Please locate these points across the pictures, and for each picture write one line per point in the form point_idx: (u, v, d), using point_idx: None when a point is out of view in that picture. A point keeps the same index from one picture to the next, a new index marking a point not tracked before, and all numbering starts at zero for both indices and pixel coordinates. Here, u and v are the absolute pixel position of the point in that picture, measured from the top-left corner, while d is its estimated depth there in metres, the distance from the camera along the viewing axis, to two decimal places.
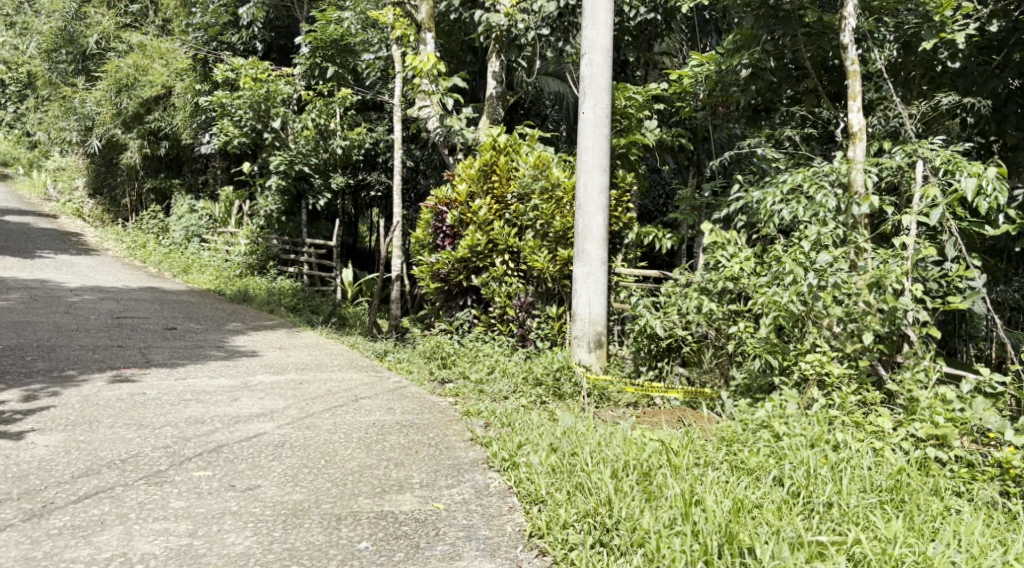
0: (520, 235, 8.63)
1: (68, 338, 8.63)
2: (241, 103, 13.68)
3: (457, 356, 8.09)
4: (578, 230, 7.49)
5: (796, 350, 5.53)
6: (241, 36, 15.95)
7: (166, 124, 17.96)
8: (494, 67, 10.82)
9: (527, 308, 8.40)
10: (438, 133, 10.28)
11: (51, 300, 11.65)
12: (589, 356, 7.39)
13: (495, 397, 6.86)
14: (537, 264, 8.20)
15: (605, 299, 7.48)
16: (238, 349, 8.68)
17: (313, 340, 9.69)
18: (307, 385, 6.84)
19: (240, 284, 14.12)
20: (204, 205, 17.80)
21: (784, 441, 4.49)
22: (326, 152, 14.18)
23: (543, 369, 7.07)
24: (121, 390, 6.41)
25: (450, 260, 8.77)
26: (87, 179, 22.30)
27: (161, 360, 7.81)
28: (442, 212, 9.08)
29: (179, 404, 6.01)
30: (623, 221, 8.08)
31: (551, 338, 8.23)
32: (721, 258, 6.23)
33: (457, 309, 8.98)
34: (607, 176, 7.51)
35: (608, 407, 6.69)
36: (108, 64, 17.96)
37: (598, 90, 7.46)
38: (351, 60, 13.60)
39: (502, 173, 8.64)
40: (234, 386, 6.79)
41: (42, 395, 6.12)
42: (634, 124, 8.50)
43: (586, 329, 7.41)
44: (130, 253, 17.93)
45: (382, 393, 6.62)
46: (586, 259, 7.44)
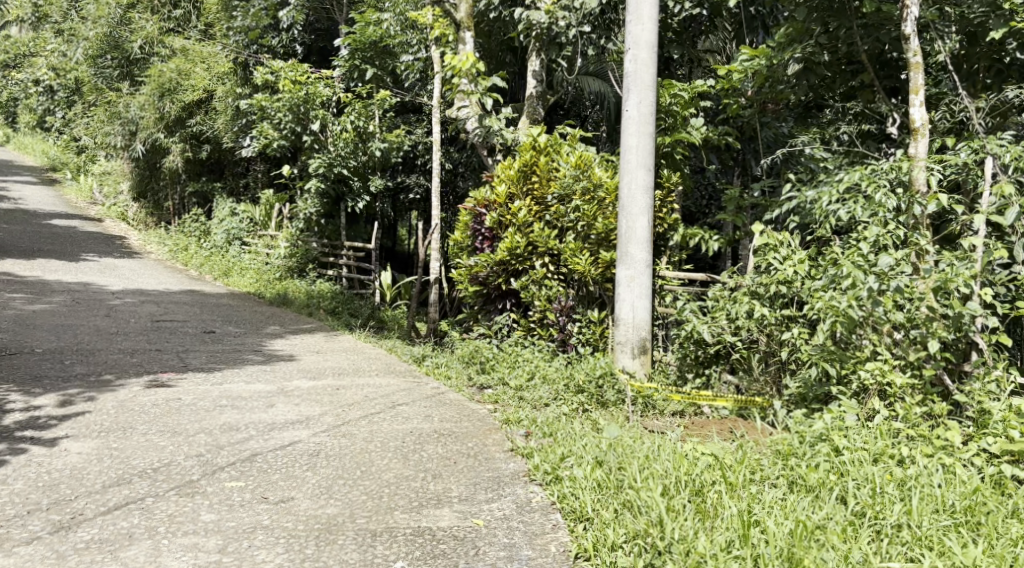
0: (560, 237, 8.43)
1: (107, 341, 8.62)
2: (281, 106, 13.63)
3: (497, 361, 7.91)
4: (621, 231, 7.25)
5: (855, 358, 5.24)
6: (282, 38, 16.03)
7: (208, 128, 18.21)
8: (534, 67, 10.60)
9: (568, 312, 8.19)
10: (477, 133, 10.11)
11: (93, 303, 11.70)
12: (633, 363, 7.15)
13: (536, 405, 6.70)
14: (578, 267, 7.97)
15: (649, 303, 7.23)
16: (276, 353, 8.59)
17: (350, 344, 9.57)
18: (343, 391, 6.70)
19: (280, 287, 14.09)
20: (244, 208, 17.79)
21: (845, 457, 4.22)
22: (365, 155, 14.09)
23: (585, 376, 6.87)
24: (157, 395, 6.32)
25: (489, 263, 8.62)
26: (131, 183, 22.56)
27: (199, 364, 7.74)
28: (480, 214, 8.91)
29: (214, 411, 5.91)
30: (668, 222, 7.84)
31: (593, 343, 8.01)
32: (773, 261, 5.98)
33: (496, 313, 8.81)
34: (652, 176, 7.25)
35: (654, 416, 6.50)
36: (151, 69, 18.14)
37: (643, 87, 7.21)
38: (388, 61, 13.67)
39: (542, 174, 8.43)
40: (270, 391, 6.68)
41: (78, 400, 6.06)
42: (679, 122, 8.25)
43: (629, 334, 7.17)
44: (172, 256, 18.05)
45: (419, 399, 6.46)
46: (630, 262, 7.20)
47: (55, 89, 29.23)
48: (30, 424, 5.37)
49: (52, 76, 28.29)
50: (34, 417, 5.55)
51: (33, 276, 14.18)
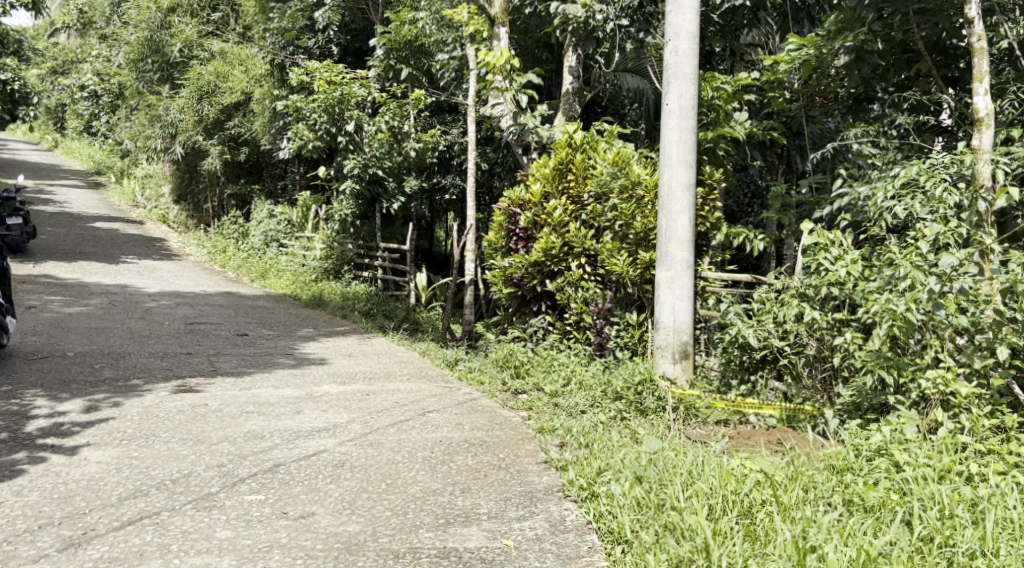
0: (597, 237, 8.16)
1: (139, 345, 8.52)
2: (315, 106, 13.44)
3: (532, 366, 7.68)
4: (661, 231, 6.95)
5: (914, 364, 4.90)
6: (317, 39, 15.88)
7: (246, 130, 18.24)
8: (570, 63, 10.37)
9: (605, 315, 7.89)
10: (511, 132, 9.83)
11: (129, 306, 11.68)
12: (674, 368, 6.84)
13: (572, 412, 6.48)
14: (615, 269, 7.65)
15: (691, 306, 6.91)
16: (307, 357, 8.42)
17: (383, 347, 9.38)
18: (373, 397, 6.48)
19: (315, 289, 13.98)
20: (282, 211, 17.70)
21: (906, 475, 3.90)
22: (400, 156, 13.91)
23: (623, 382, 6.59)
24: (184, 401, 6.17)
25: (524, 264, 8.42)
26: (172, 186, 22.71)
27: (229, 368, 7.59)
28: (515, 213, 8.70)
29: (239, 417, 5.73)
30: (711, 221, 7.52)
31: (631, 347, 7.68)
32: (823, 261, 5.66)
33: (531, 315, 8.60)
34: (693, 173, 6.94)
35: (695, 425, 6.20)
36: (191, 72, 18.22)
37: (684, 81, 6.90)
38: (423, 61, 13.44)
39: (578, 172, 8.17)
40: (298, 397, 6.49)
41: (104, 406, 5.92)
42: (721, 116, 7.92)
43: (670, 338, 6.86)
44: (211, 258, 18.09)
45: (450, 406, 6.22)
46: (670, 262, 6.89)
47: (100, 93, 29.61)
48: (52, 431, 5.23)
49: (97, 81, 28.65)
50: (57, 423, 5.42)
51: (73, 279, 14.24)
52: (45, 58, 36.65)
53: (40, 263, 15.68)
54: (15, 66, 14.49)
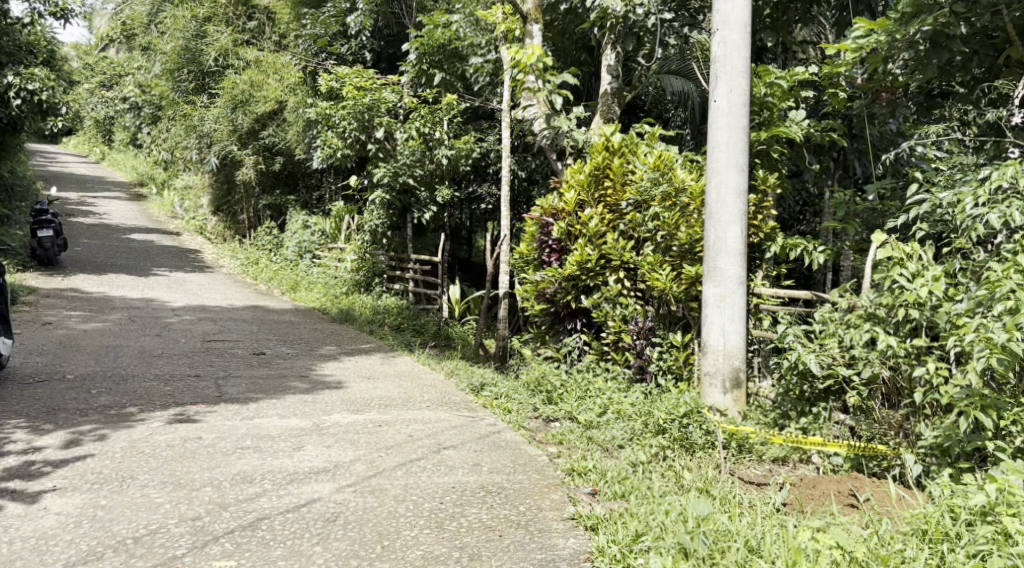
0: (638, 249, 7.46)
1: (147, 366, 7.98)
2: (344, 112, 12.79)
3: (565, 391, 7.00)
4: (709, 242, 6.19)
5: (1017, 405, 4.17)
6: (350, 46, 15.53)
7: (280, 139, 17.65)
8: (609, 61, 9.65)
9: (646, 335, 7.18)
10: (545, 135, 9.20)
11: (149, 321, 11.24)
12: (724, 398, 6.08)
13: (608, 448, 5.78)
14: (658, 284, 6.89)
15: (743, 327, 6.14)
16: (323, 380, 7.78)
17: (407, 368, 8.70)
18: (385, 430, 5.80)
19: (346, 303, 13.40)
20: (316, 221, 17.11)
21: (1012, 552, 3.18)
22: (432, 163, 13.14)
23: (666, 413, 5.87)
24: (176, 434, 5.59)
25: (557, 278, 7.75)
26: (209, 197, 22.38)
27: (236, 393, 6.99)
28: (547, 224, 8.04)
29: (232, 455, 5.11)
30: (765, 232, 6.78)
31: (676, 371, 6.92)
32: (898, 278, 4.86)
33: (566, 334, 7.95)
34: (746, 176, 6.18)
35: (750, 465, 5.49)
36: (225, 81, 17.79)
37: (735, 74, 6.14)
38: (457, 64, 12.75)
39: (615, 178, 7.47)
40: (303, 428, 5.85)
41: (86, 440, 5.35)
42: (775, 115, 7.14)
43: (720, 364, 6.09)
44: (243, 270, 17.65)
45: (470, 441, 5.54)
46: (719, 278, 6.13)
47: (141, 105, 29.60)
48: (19, 473, 4.66)
49: (138, 93, 28.63)
50: (28, 463, 4.84)
51: (99, 292, 13.91)
52: (92, 74, 36.97)
53: (69, 276, 15.36)
54: (45, 77, 14.14)
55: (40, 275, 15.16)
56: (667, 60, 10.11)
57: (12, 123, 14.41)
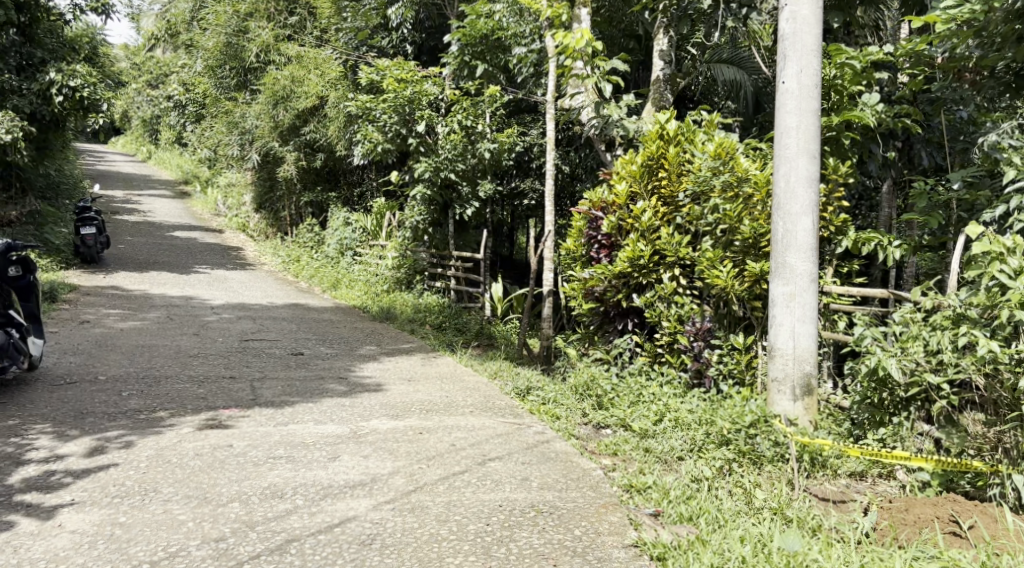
0: (693, 244, 7.06)
1: (181, 366, 7.71)
2: (385, 106, 12.46)
3: (617, 396, 6.58)
4: (777, 236, 5.71)
5: None
6: (391, 39, 15.34)
7: (322, 136, 17.21)
8: (660, 46, 9.14)
9: (704, 337, 6.73)
10: (593, 125, 8.70)
11: (188, 320, 11.03)
12: (794, 406, 5.60)
13: (667, 460, 5.34)
14: (718, 282, 6.42)
15: (815, 329, 5.65)
16: (362, 383, 7.42)
17: (450, 370, 8.30)
18: (426, 438, 5.42)
19: (386, 301, 13.08)
20: (357, 218, 16.79)
21: None
22: (474, 157, 12.69)
23: (730, 423, 5.42)
24: (206, 441, 5.26)
25: (606, 276, 7.34)
26: (251, 195, 22.24)
27: (271, 397, 6.66)
28: (597, 217, 7.63)
29: (262, 466, 4.76)
30: (836, 225, 6.28)
31: (738, 376, 6.47)
32: (999, 275, 4.36)
33: (616, 335, 7.54)
34: (817, 164, 5.68)
35: (824, 480, 5.02)
36: (267, 76, 17.40)
37: (806, 53, 5.64)
38: (500, 55, 12.43)
39: (671, 168, 7.03)
40: (340, 436, 5.48)
41: (111, 448, 5.03)
42: (846, 100, 6.63)
43: (789, 369, 5.61)
44: (284, 268, 17.44)
45: (516, 452, 5.12)
46: (788, 274, 5.64)
47: (185, 104, 29.71)
48: (37, 485, 4.35)
49: (182, 91, 28.70)
50: (48, 473, 4.54)
51: (138, 290, 13.77)
52: (140, 74, 37.33)
53: (110, 274, 15.26)
54: (86, 73, 13.96)
55: (82, 273, 15.10)
56: (717, 48, 9.95)
57: (55, 120, 14.36)
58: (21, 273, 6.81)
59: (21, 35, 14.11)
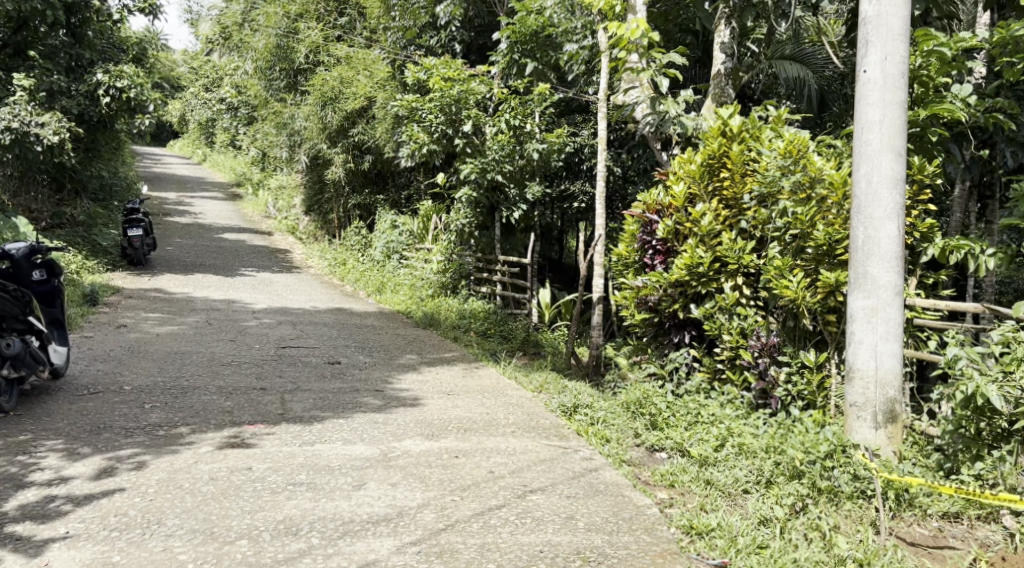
0: (759, 251, 6.48)
1: (212, 376, 7.35)
2: (431, 105, 11.98)
3: (674, 415, 6.04)
4: (857, 243, 5.10)
5: None
6: (440, 37, 15.06)
7: (370, 138, 16.74)
8: (722, 38, 8.52)
9: (770, 353, 6.12)
10: (649, 122, 8.09)
11: (227, 324, 10.74)
12: (876, 434, 4.99)
13: (731, 494, 4.81)
14: (788, 293, 5.83)
15: (899, 348, 5.03)
16: (399, 396, 6.96)
17: (492, 383, 7.80)
18: (462, 464, 4.94)
19: (431, 306, 12.64)
20: (404, 221, 16.37)
21: None
22: (522, 158, 12.17)
23: (803, 453, 4.86)
24: (223, 463, 4.84)
25: (662, 284, 6.81)
26: (301, 197, 22.03)
27: (301, 411, 6.24)
28: (651, 221, 7.09)
29: (280, 495, 4.33)
30: (921, 231, 5.64)
31: (808, 398, 5.87)
32: None
33: (671, 348, 6.98)
34: (904, 162, 5.06)
35: (911, 521, 4.46)
36: (315, 77, 16.94)
37: (892, 38, 5.02)
38: (552, 53, 11.96)
39: (734, 168, 6.46)
40: (369, 458, 5.03)
41: (121, 469, 4.64)
42: (930, 92, 6.01)
43: (871, 393, 5.00)
44: (331, 272, 17.14)
45: (560, 482, 4.64)
46: (869, 286, 5.03)
47: (238, 106, 29.82)
48: (34, 513, 3.99)
49: (235, 94, 28.75)
50: (48, 498, 4.16)
51: (181, 293, 13.57)
52: (196, 78, 37.62)
53: (156, 276, 15.13)
54: (133, 74, 13.75)
55: (128, 275, 14.94)
56: (780, 44, 9.72)
57: (102, 121, 14.21)
58: (46, 277, 6.55)
59: (71, 37, 13.94)
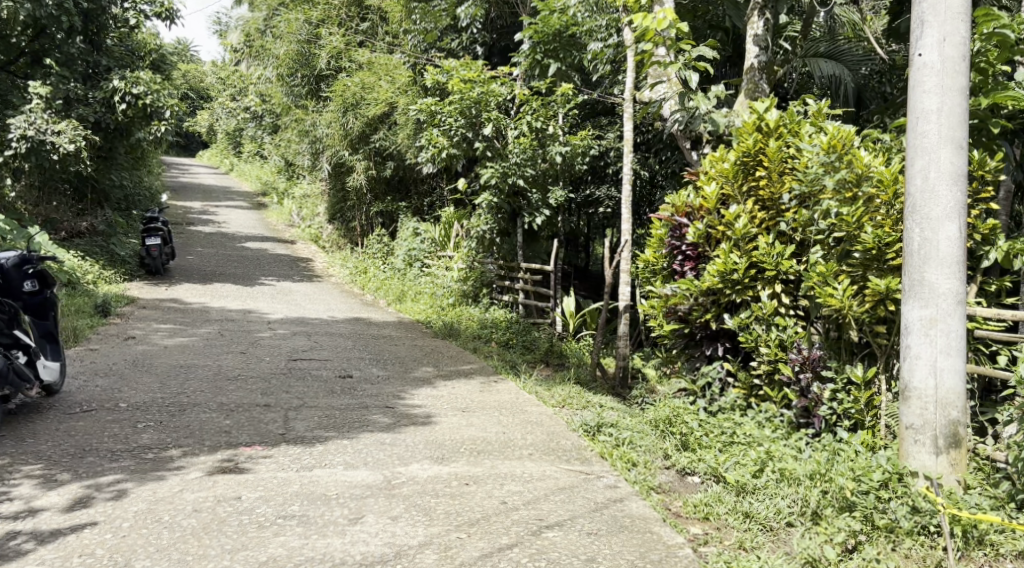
0: (799, 255, 5.96)
1: (215, 392, 6.93)
2: (451, 108, 11.48)
3: (708, 435, 5.54)
4: (913, 246, 4.57)
5: None
6: (461, 40, 14.71)
7: (392, 144, 16.30)
8: (755, 30, 8.01)
9: (812, 368, 5.57)
10: (677, 120, 7.63)
11: (240, 335, 10.36)
12: (937, 461, 4.44)
13: (774, 528, 4.34)
14: (832, 302, 5.31)
15: (962, 363, 4.48)
16: (411, 414, 6.50)
17: (511, 398, 7.30)
18: (472, 493, 4.47)
19: (452, 315, 12.20)
20: (426, 228, 15.95)
21: None
22: (545, 162, 11.68)
23: (855, 483, 4.34)
24: (211, 491, 4.41)
25: (692, 293, 6.32)
26: (324, 204, 21.71)
27: (304, 431, 5.80)
28: (680, 224, 6.58)
29: (267, 530, 3.90)
30: (982, 233, 5.10)
31: (856, 417, 5.32)
32: None
33: (703, 361, 6.47)
34: (965, 156, 4.52)
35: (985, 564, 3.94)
36: (336, 84, 16.53)
37: (952, 17, 4.48)
38: (575, 53, 11.42)
39: (771, 165, 5.94)
40: (373, 485, 4.58)
41: (98, 499, 4.21)
42: (989, 80, 5.50)
43: (930, 414, 4.46)
44: (352, 281, 16.75)
45: (580, 516, 4.21)
46: (927, 295, 4.50)
47: (263, 114, 29.67)
48: None
49: (260, 103, 28.55)
50: (9, 535, 3.76)
51: (197, 303, 13.24)
52: (223, 87, 37.58)
53: (174, 286, 14.83)
54: (150, 80, 13.32)
55: (146, 285, 14.64)
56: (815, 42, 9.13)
57: (120, 129, 13.84)
58: (38, 288, 6.18)
59: (88, 44, 13.48)
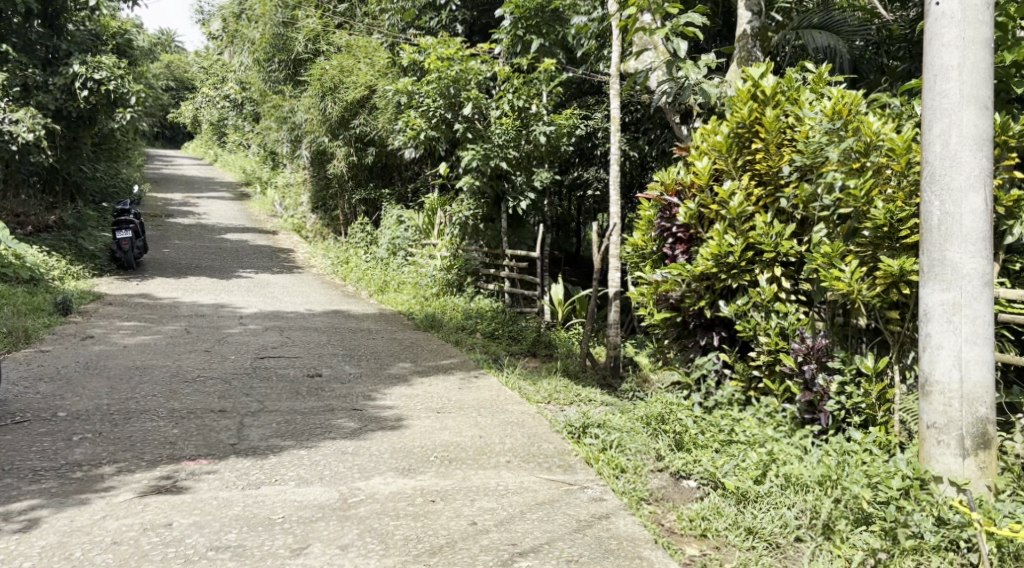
0: (800, 235, 5.43)
1: (168, 396, 6.38)
2: (428, 88, 10.83)
3: (704, 434, 5.01)
4: (931, 222, 4.03)
5: None
6: (441, 18, 14.03)
7: (373, 129, 15.60)
8: None
9: (818, 358, 5.05)
10: (665, 92, 7.07)
11: (207, 332, 9.77)
12: (962, 464, 3.93)
13: (780, 545, 3.87)
14: (839, 286, 4.79)
15: (990, 353, 3.95)
16: (381, 417, 5.94)
17: (492, 396, 6.74)
18: (437, 513, 3.94)
19: (436, 306, 11.62)
20: (410, 216, 15.32)
21: None
22: (529, 143, 11.09)
23: (872, 492, 3.84)
24: (138, 517, 3.87)
25: (685, 278, 5.79)
26: (306, 194, 21.02)
27: (259, 440, 5.25)
28: (670, 204, 6.05)
29: None
30: (1005, 205, 4.57)
31: (867, 413, 4.80)
32: None
33: (698, 352, 5.96)
34: (990, 118, 3.97)
35: None
36: (313, 67, 15.82)
37: None
38: (558, 29, 10.85)
39: (768, 137, 5.39)
40: (327, 505, 4.04)
41: (3, 532, 3.67)
42: (1008, 37, 4.98)
43: (955, 411, 3.94)
44: (334, 271, 16.14)
45: (559, 539, 3.75)
46: (949, 276, 3.96)
47: (244, 102, 28.87)
48: None
49: (240, 90, 27.76)
50: None
51: (168, 298, 12.62)
52: (204, 76, 36.72)
53: (146, 281, 14.20)
54: (113, 65, 12.55)
55: (116, 281, 14.00)
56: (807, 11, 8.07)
57: (85, 117, 13.11)
58: None
59: (48, 28, 12.69)
